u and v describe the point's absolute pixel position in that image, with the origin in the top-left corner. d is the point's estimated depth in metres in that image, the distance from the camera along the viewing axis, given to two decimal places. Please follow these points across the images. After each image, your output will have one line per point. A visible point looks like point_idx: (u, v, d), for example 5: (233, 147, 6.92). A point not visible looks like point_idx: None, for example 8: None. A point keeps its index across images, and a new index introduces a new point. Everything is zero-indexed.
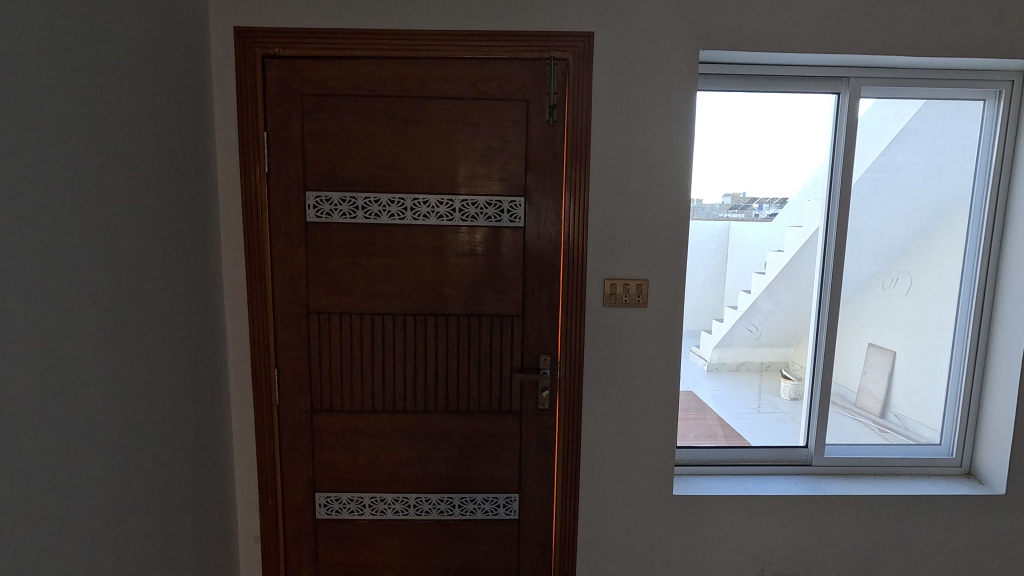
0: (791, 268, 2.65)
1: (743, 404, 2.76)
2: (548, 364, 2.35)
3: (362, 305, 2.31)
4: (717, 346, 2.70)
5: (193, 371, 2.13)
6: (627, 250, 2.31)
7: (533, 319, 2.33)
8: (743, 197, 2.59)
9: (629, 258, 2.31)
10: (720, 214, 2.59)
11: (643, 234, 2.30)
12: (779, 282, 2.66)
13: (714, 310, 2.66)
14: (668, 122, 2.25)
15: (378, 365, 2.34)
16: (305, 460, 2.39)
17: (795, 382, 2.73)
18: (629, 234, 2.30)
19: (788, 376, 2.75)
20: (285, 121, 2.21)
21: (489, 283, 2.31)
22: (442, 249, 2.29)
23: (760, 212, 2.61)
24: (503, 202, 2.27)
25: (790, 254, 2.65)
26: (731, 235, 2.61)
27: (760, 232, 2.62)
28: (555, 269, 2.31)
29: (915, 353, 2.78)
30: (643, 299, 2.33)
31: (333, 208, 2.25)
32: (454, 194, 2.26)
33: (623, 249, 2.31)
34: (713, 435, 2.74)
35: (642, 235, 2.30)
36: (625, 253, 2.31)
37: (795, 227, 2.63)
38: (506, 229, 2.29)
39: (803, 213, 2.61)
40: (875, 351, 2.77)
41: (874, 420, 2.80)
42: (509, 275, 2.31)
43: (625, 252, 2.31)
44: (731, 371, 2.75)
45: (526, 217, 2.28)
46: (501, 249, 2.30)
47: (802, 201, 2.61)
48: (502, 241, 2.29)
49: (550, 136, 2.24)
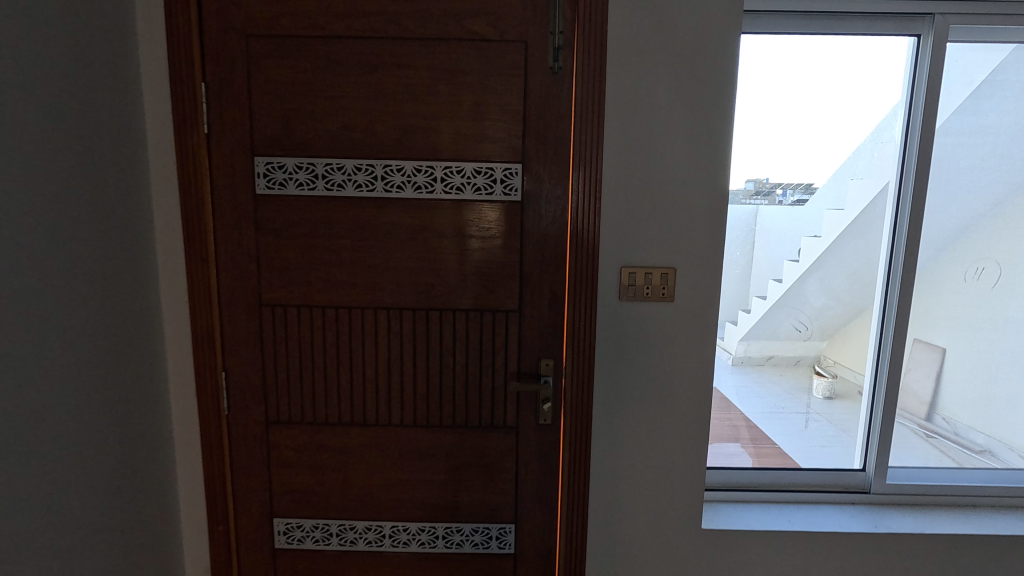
0: (828, 256, 2.18)
1: (773, 403, 2.31)
2: (550, 370, 1.93)
3: (325, 297, 1.90)
4: (742, 339, 2.25)
5: (126, 376, 1.76)
6: (649, 231, 1.86)
7: (532, 316, 1.91)
8: (766, 181, 2.12)
9: (652, 241, 1.86)
10: (742, 202, 2.12)
11: (669, 212, 1.85)
12: (816, 272, 2.19)
13: (739, 300, 2.19)
14: (700, 70, 1.78)
15: (345, 369, 1.94)
16: (262, 479, 2.02)
17: (829, 380, 2.28)
18: (651, 211, 1.84)
19: (820, 373, 2.29)
20: (228, 69, 1.79)
21: (479, 271, 1.89)
22: (422, 226, 1.86)
23: (784, 199, 2.14)
24: (496, 169, 1.84)
25: (829, 241, 2.17)
26: (758, 220, 2.15)
27: (791, 215, 2.15)
28: (559, 253, 1.88)
29: (981, 356, 2.30)
30: (668, 292, 1.88)
31: (288, 177, 1.84)
32: (435, 158, 1.83)
33: (642, 230, 1.86)
34: (738, 437, 2.31)
35: (668, 213, 1.85)
36: (647, 236, 1.86)
37: (835, 209, 2.15)
38: (499, 203, 1.86)
39: (846, 192, 2.14)
40: (920, 348, 2.27)
41: (920, 424, 2.33)
42: (504, 261, 1.88)
43: (646, 235, 1.86)
44: (758, 367, 2.29)
45: (525, 189, 1.84)
46: (494, 227, 1.87)
47: (844, 179, 2.14)
48: (496, 217, 1.86)
49: (554, 87, 1.79)
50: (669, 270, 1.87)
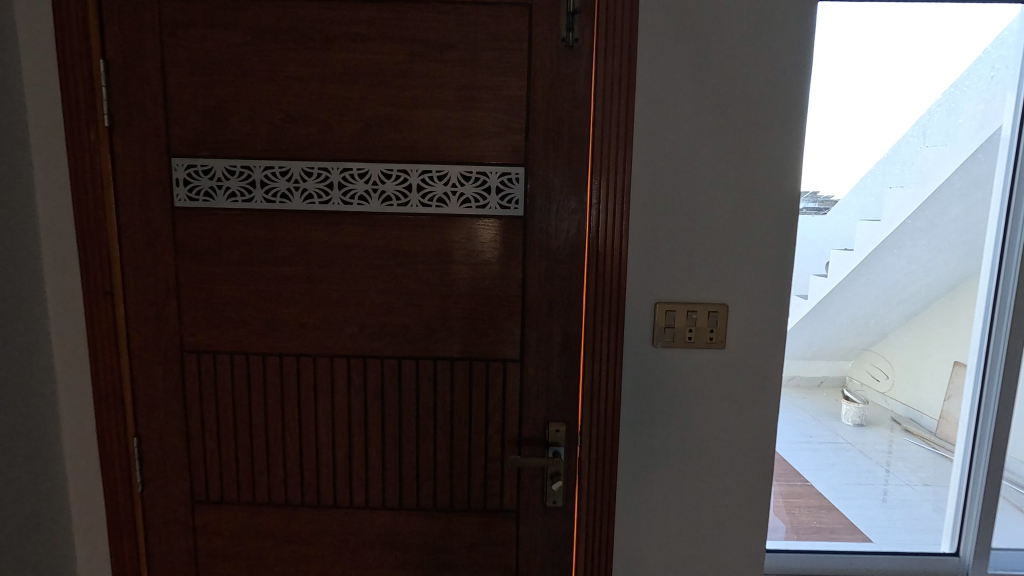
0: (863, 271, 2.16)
1: (799, 430, 2.31)
2: (560, 438, 1.47)
3: (267, 341, 1.45)
4: None
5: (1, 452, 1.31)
6: (692, 257, 1.40)
7: (537, 367, 1.45)
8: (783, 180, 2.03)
9: (697, 271, 1.40)
10: None
11: (720, 231, 1.39)
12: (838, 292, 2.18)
13: None
14: (764, 42, 1.32)
15: (293, 435, 1.49)
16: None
17: (860, 406, 2.26)
18: (696, 230, 1.39)
19: (849, 398, 2.27)
20: (137, 42, 1.35)
21: (468, 308, 1.43)
22: (391, 250, 1.41)
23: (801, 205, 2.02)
24: (490, 174, 1.38)
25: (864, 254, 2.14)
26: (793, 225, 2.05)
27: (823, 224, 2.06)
28: (573, 285, 1.43)
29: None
30: (716, 336, 1.43)
31: (216, 184, 1.39)
32: (409, 159, 1.38)
33: (683, 256, 1.40)
34: None
35: (718, 233, 1.39)
36: (689, 264, 1.40)
37: (870, 220, 2.12)
38: (493, 219, 1.41)
39: (883, 203, 2.10)
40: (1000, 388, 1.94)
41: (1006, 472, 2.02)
42: (501, 295, 1.43)
43: (688, 262, 1.40)
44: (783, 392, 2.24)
45: (528, 200, 1.40)
46: (487, 250, 1.42)
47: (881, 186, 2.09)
48: (490, 238, 1.41)
49: (568, 67, 1.35)
50: (718, 308, 1.41)
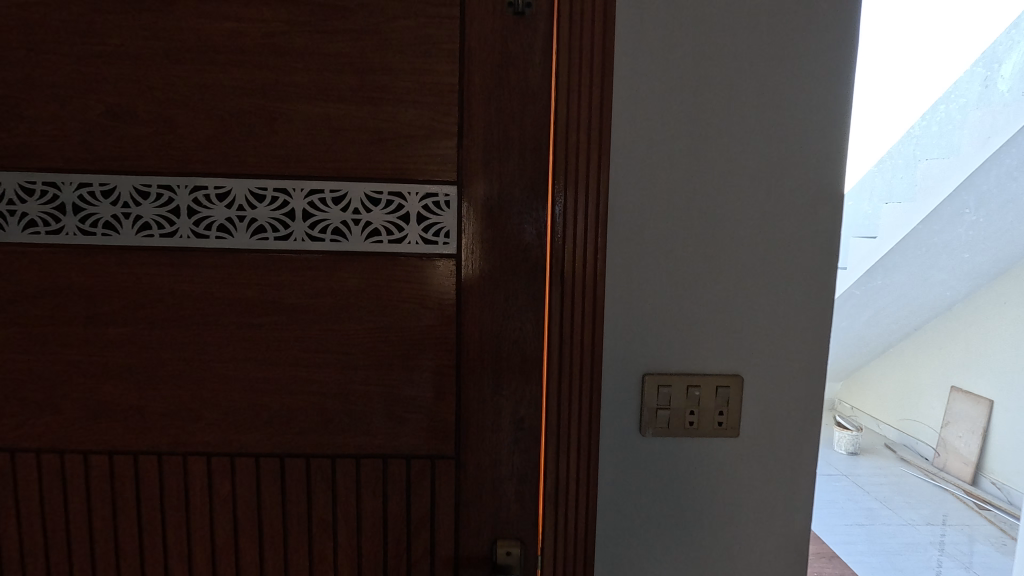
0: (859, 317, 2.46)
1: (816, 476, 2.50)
2: (513, 561, 1.06)
3: (90, 435, 1.01)
4: None
5: None
6: (694, 312, 1.00)
7: (479, 465, 1.04)
8: None
9: (701, 330, 1.01)
10: None
11: (733, 276, 0.99)
12: None
13: None
14: (792, 9, 0.93)
15: (134, 565, 1.04)
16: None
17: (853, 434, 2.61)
18: (699, 275, 0.99)
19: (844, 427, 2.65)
20: None
21: (379, 384, 1.00)
22: (266, 304, 0.98)
23: None
24: (408, 197, 0.98)
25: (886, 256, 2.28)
26: None
27: None
28: (529, 351, 1.02)
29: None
30: (727, 420, 1.03)
31: (7, 210, 0.95)
32: (290, 174, 0.96)
33: (683, 310, 1.00)
34: None
35: (730, 279, 0.99)
36: (691, 321, 1.00)
37: None
38: (414, 260, 0.99)
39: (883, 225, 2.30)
40: None
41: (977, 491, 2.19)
42: (427, 367, 1.01)
43: (689, 317, 1.00)
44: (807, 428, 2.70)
45: (465, 234, 0.99)
46: (405, 303, 0.99)
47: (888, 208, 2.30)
48: (410, 286, 0.99)
49: (518, 45, 0.95)
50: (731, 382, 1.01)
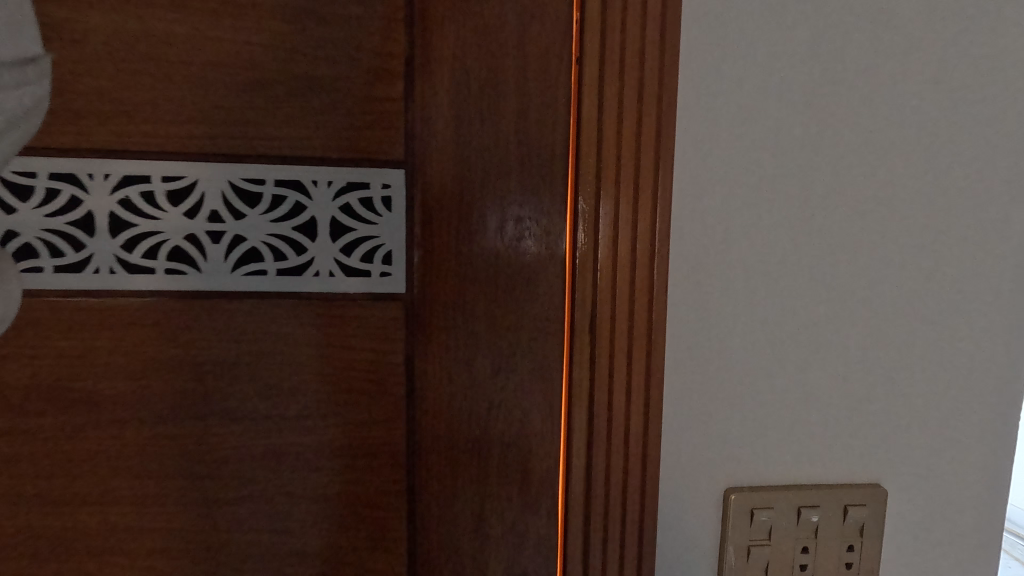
0: None
1: None
2: None
3: None
4: None
5: None
6: (816, 389, 0.58)
7: None
8: None
9: (824, 418, 0.59)
10: None
11: (883, 329, 0.58)
12: None
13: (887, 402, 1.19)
14: None
15: None
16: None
17: None
18: (828, 328, 0.57)
19: None
20: None
21: (265, 527, 0.56)
22: (40, 391, 0.52)
23: None
24: (314, 191, 0.54)
25: None
26: None
27: None
28: (536, 457, 0.58)
29: None
30: (861, 561, 0.61)
31: None
32: (80, 145, 0.50)
33: (798, 387, 0.58)
34: None
35: (878, 334, 0.58)
36: (809, 403, 0.59)
37: None
38: (324, 306, 0.54)
39: None
40: None
41: None
42: (352, 492, 0.56)
43: (807, 399, 0.58)
44: None
45: (418, 260, 0.55)
46: (311, 384, 0.55)
47: None
48: (318, 352, 0.55)
49: None
50: (870, 499, 0.60)
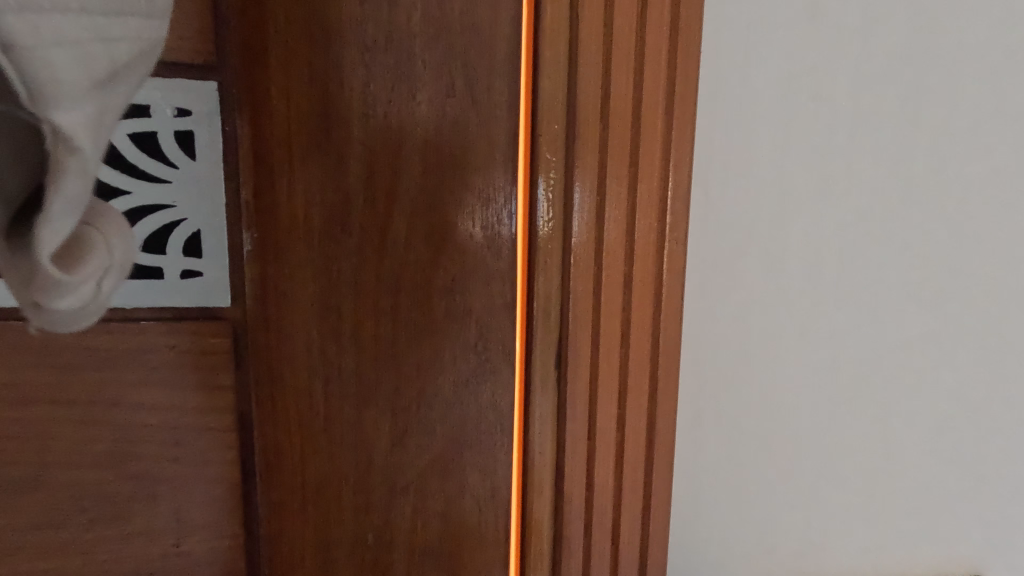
0: None
1: None
2: None
3: None
4: None
5: None
6: (901, 453, 0.38)
7: None
8: None
9: (906, 494, 0.39)
10: None
11: (1002, 363, 0.37)
12: None
13: None
14: None
15: None
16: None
17: None
18: (923, 363, 0.37)
19: None
20: None
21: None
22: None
23: None
24: None
25: None
26: None
27: None
28: (475, 544, 0.35)
29: None
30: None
31: None
32: None
33: (873, 451, 0.38)
34: None
35: (994, 371, 0.37)
36: (892, 477, 0.38)
37: None
38: (71, 336, 0.30)
39: None
40: None
41: None
42: None
43: (887, 466, 0.38)
44: None
45: (251, 248, 0.31)
46: (61, 470, 0.31)
47: None
48: (68, 414, 0.30)
49: None
50: None
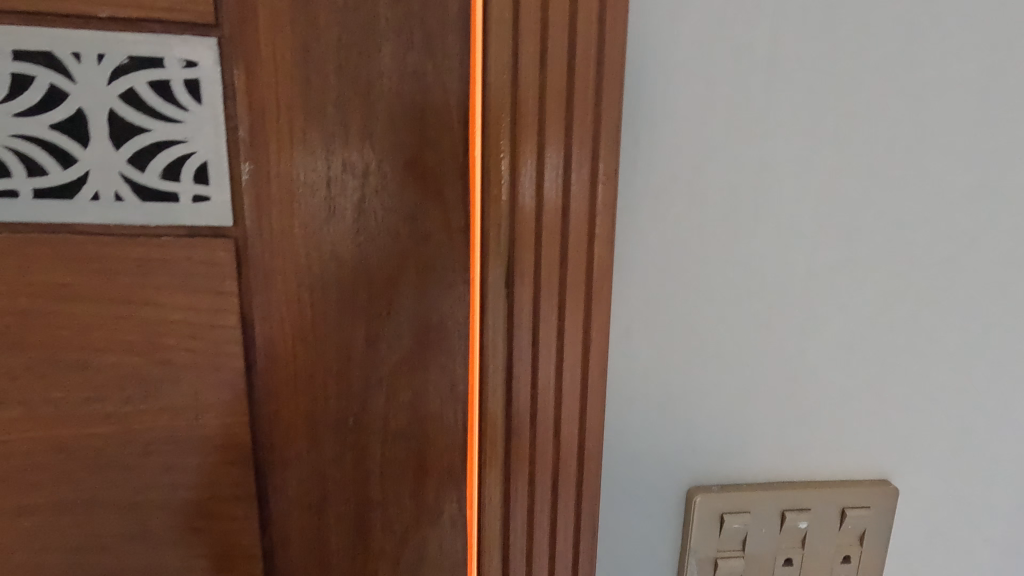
0: None
1: None
2: None
3: None
4: None
5: None
6: (813, 369, 0.43)
7: None
8: None
9: (819, 404, 0.44)
10: None
11: (907, 289, 0.42)
12: None
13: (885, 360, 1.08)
14: None
15: None
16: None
17: None
18: (832, 286, 0.41)
19: None
20: None
21: (58, 546, 0.41)
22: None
23: None
24: (76, 69, 0.35)
25: None
26: None
27: None
28: (438, 428, 0.43)
29: None
30: (859, 564, 0.47)
31: None
32: None
33: (788, 366, 0.43)
34: None
35: (899, 295, 0.42)
36: (802, 388, 0.44)
37: None
38: (111, 247, 0.37)
39: None
40: None
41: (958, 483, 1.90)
42: (181, 505, 0.41)
43: (800, 378, 0.43)
44: None
45: (249, 177, 0.37)
46: (106, 355, 0.39)
47: None
48: (109, 310, 0.38)
49: None
50: (880, 499, 0.45)
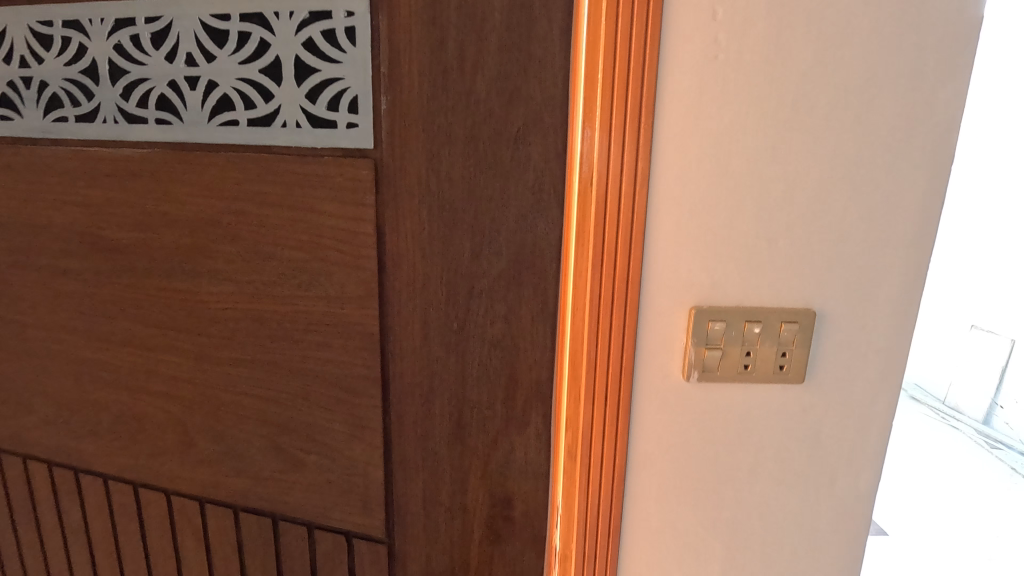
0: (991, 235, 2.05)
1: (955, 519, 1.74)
2: None
3: None
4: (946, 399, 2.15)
5: None
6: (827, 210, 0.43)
7: (422, 556, 0.54)
8: None
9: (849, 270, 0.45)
10: None
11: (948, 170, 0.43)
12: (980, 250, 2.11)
13: None
14: None
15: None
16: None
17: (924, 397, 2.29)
18: (851, 148, 0.42)
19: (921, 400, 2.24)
20: None
21: (251, 393, 0.55)
22: (76, 234, 0.56)
23: None
24: (276, 25, 0.46)
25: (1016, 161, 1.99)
26: None
27: None
28: (529, 344, 0.47)
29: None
30: (795, 369, 0.46)
31: None
32: None
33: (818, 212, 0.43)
34: None
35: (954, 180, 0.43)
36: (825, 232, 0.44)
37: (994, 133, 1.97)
38: (291, 164, 0.48)
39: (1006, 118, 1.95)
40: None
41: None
42: (329, 378, 0.52)
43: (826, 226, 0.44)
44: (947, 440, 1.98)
45: (386, 107, 0.44)
46: (287, 252, 0.50)
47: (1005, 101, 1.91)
48: (288, 215, 0.49)
49: None
50: (802, 325, 0.45)
